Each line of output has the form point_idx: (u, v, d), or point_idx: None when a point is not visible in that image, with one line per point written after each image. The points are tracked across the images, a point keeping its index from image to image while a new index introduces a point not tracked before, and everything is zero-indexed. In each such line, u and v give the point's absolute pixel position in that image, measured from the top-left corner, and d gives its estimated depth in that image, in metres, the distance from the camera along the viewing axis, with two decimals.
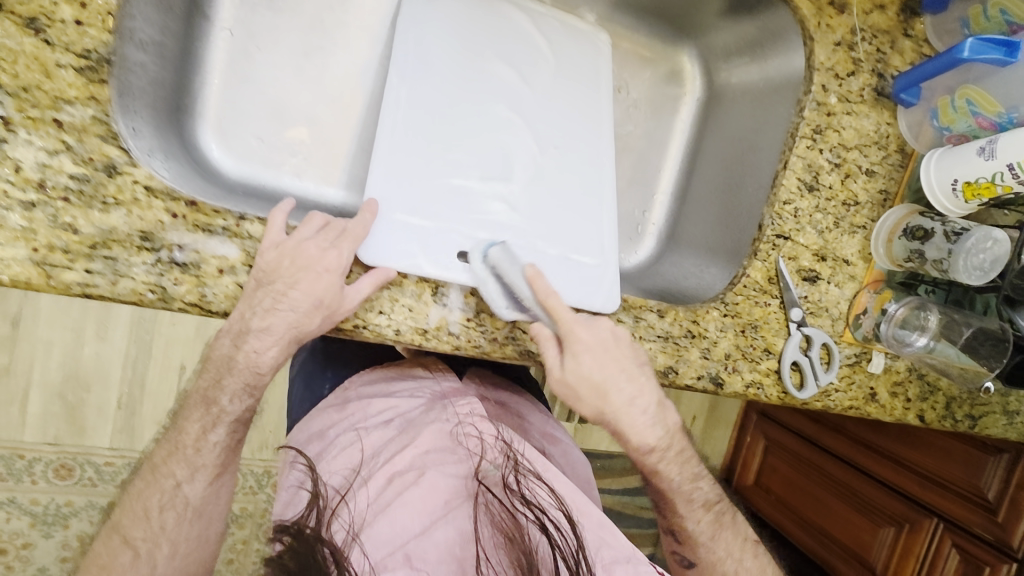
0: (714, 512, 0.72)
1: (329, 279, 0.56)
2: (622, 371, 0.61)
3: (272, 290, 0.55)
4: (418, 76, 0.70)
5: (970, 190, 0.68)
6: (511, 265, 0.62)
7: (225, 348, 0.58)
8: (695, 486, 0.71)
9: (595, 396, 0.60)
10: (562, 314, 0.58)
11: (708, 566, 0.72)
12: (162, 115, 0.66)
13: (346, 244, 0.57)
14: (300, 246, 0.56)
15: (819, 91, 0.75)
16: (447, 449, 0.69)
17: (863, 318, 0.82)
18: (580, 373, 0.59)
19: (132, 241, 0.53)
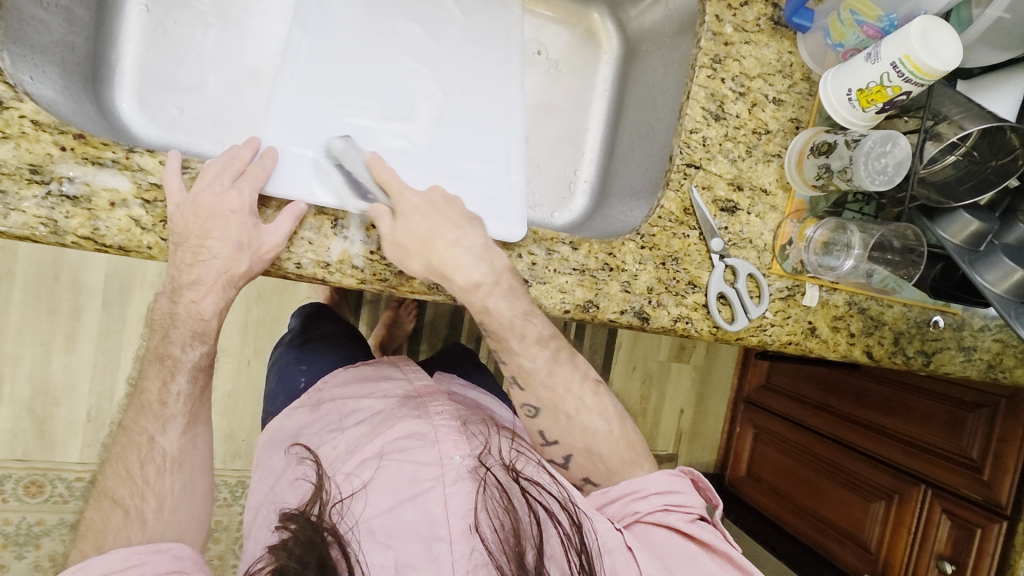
0: (551, 348, 0.71)
1: (238, 220, 0.58)
2: (456, 223, 0.66)
3: (188, 247, 0.58)
4: (319, 28, 0.73)
5: (864, 98, 0.69)
6: (353, 156, 0.67)
7: (164, 307, 0.61)
8: (526, 322, 0.67)
9: (424, 249, 0.63)
10: (393, 186, 0.64)
11: (550, 404, 0.72)
12: (73, 79, 0.69)
13: (246, 185, 0.59)
14: (198, 196, 0.57)
15: (713, 21, 0.76)
16: (417, 434, 0.70)
17: (789, 249, 0.81)
18: (410, 230, 0.63)
19: (21, 174, 0.55)
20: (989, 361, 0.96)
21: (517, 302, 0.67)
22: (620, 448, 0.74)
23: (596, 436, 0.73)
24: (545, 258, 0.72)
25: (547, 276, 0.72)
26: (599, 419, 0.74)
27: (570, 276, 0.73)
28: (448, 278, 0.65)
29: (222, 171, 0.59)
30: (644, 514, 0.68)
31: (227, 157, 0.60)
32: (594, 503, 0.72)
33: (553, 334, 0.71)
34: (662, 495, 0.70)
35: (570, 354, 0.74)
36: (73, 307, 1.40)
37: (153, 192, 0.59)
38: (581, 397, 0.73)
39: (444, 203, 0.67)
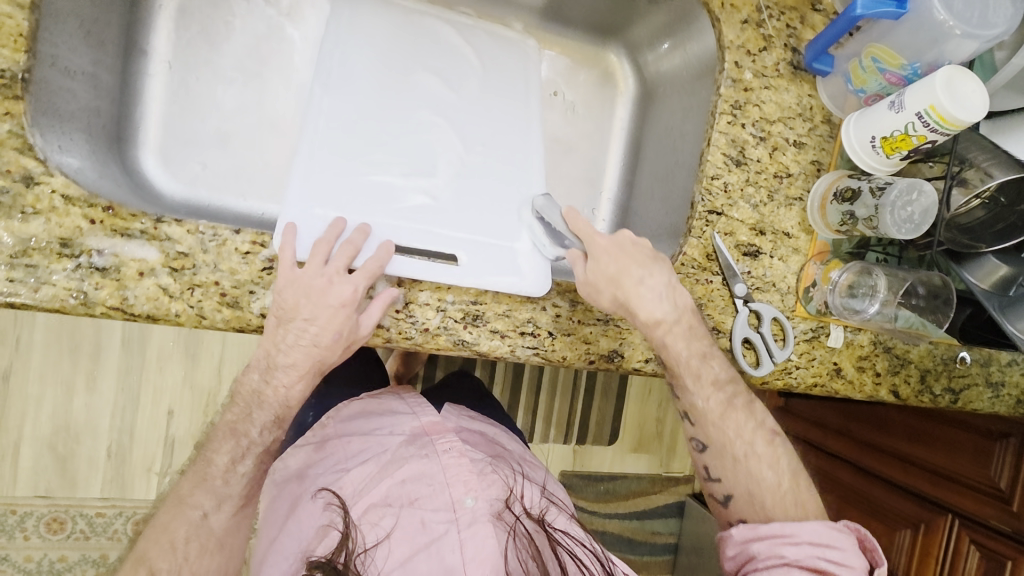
0: (726, 391, 0.74)
1: (346, 312, 0.60)
2: (641, 262, 0.68)
3: (293, 326, 0.59)
4: (340, 88, 0.74)
5: (889, 145, 0.68)
6: (552, 210, 0.72)
7: (253, 384, 0.64)
8: (715, 389, 0.73)
9: (612, 286, 0.67)
10: (583, 231, 0.68)
11: (720, 445, 0.74)
12: (100, 142, 0.71)
13: (359, 278, 0.60)
14: (308, 280, 0.59)
15: (733, 69, 0.75)
16: (426, 478, 0.72)
17: (813, 290, 0.81)
18: (600, 270, 0.67)
19: (52, 248, 0.55)
20: (1018, 397, 0.95)
21: (695, 344, 0.71)
22: (787, 503, 0.72)
23: (762, 485, 0.73)
24: (570, 309, 0.72)
25: (570, 328, 0.72)
26: (767, 467, 0.74)
27: (595, 326, 0.73)
28: (629, 310, 0.68)
29: (340, 259, 0.61)
30: (793, 560, 0.65)
31: (345, 244, 0.61)
32: (739, 535, 0.70)
33: (728, 376, 0.74)
34: (818, 545, 0.66)
35: (746, 399, 0.75)
36: (93, 346, 1.41)
37: (181, 260, 0.59)
38: (752, 444, 0.74)
39: (633, 244, 0.69)
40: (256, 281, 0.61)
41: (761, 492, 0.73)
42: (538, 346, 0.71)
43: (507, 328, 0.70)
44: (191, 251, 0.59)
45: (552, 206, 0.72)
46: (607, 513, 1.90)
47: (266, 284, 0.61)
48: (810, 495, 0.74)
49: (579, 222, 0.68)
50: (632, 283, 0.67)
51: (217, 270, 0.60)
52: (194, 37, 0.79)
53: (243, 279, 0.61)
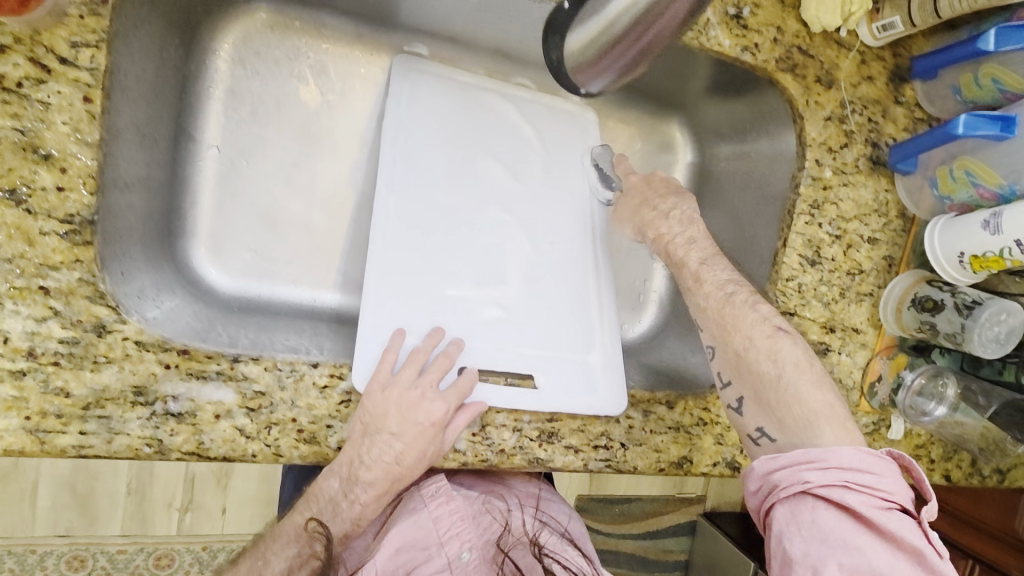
0: (726, 291, 0.64)
1: (434, 431, 0.55)
2: (661, 193, 0.72)
3: (379, 440, 0.54)
4: (407, 185, 0.68)
5: (978, 263, 0.66)
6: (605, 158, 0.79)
7: (330, 490, 0.56)
8: (723, 290, 0.64)
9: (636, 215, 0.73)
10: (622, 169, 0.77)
11: (723, 340, 0.63)
12: (153, 245, 0.66)
13: (451, 394, 0.57)
14: (402, 394, 0.55)
15: (813, 167, 0.73)
16: (419, 543, 0.62)
17: (878, 385, 0.79)
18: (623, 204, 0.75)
19: (125, 397, 0.52)
20: None
21: (696, 250, 0.67)
22: (812, 395, 0.58)
23: (763, 381, 0.60)
24: (642, 420, 0.71)
25: (642, 438, 0.70)
26: (765, 360, 0.60)
27: (666, 435, 0.72)
28: (644, 232, 0.72)
29: (434, 371, 0.57)
30: (818, 487, 0.52)
31: (440, 356, 0.58)
32: (760, 466, 0.57)
33: (731, 278, 0.65)
34: (847, 471, 0.52)
35: (748, 298, 0.63)
36: None
37: (258, 399, 0.56)
38: (752, 340, 0.61)
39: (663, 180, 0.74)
40: (334, 414, 0.58)
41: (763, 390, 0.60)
42: (611, 459, 0.68)
43: (581, 443, 0.67)
44: (269, 389, 0.56)
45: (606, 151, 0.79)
46: (625, 533, 1.88)
47: (344, 416, 0.58)
48: (823, 395, 0.58)
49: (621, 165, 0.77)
50: (650, 213, 0.72)
51: (295, 406, 0.57)
52: (244, 118, 0.73)
53: (321, 413, 0.58)
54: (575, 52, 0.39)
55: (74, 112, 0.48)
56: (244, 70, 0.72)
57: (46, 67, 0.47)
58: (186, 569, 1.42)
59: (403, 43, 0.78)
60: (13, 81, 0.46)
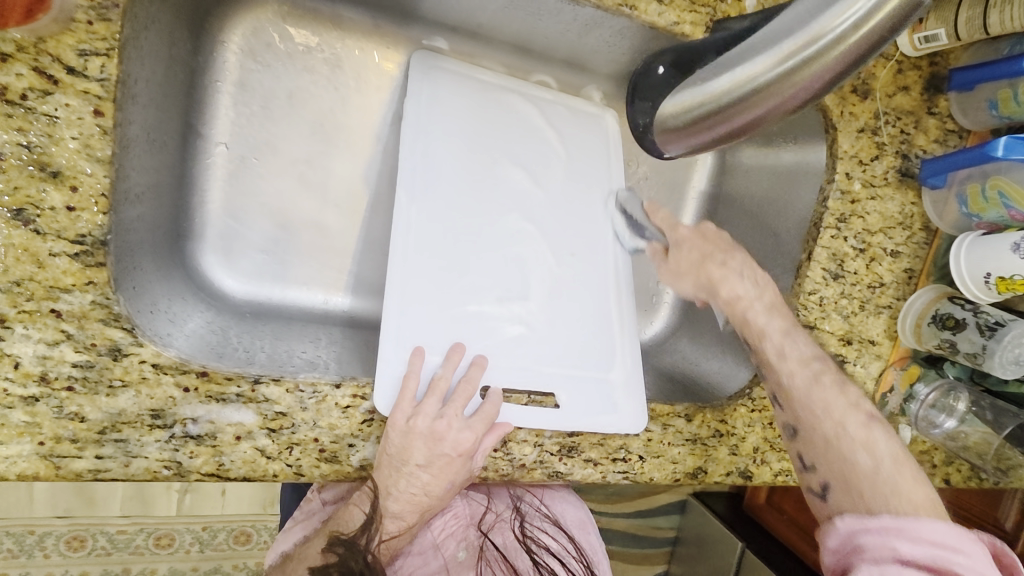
0: (813, 368, 0.61)
1: (462, 461, 0.55)
2: (723, 248, 0.69)
3: (404, 471, 0.54)
4: (428, 191, 0.65)
5: (1004, 284, 0.66)
6: (634, 204, 0.76)
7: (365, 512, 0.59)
8: (805, 365, 0.61)
9: (695, 270, 0.70)
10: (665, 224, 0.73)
11: (808, 421, 0.59)
12: (163, 252, 0.63)
13: (478, 423, 0.56)
14: (427, 424, 0.54)
15: (843, 179, 0.72)
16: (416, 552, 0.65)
17: (889, 396, 0.79)
18: (684, 258, 0.71)
19: (143, 420, 0.50)
20: None
21: (777, 320, 0.64)
22: (912, 481, 0.51)
23: (858, 470, 0.53)
24: (660, 433, 0.71)
25: (660, 450, 0.70)
26: (860, 449, 0.54)
27: (682, 447, 0.72)
28: (714, 292, 0.68)
29: (457, 400, 0.56)
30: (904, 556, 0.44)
31: (462, 383, 0.57)
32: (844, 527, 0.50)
33: (815, 354, 0.63)
34: (941, 546, 0.44)
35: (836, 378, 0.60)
36: None
37: (279, 420, 0.54)
38: (847, 429, 0.56)
39: (715, 233, 0.71)
40: (356, 433, 0.57)
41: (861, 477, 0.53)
42: (629, 470, 0.69)
43: (601, 456, 0.67)
44: (290, 410, 0.55)
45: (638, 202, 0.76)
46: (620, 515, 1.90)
47: (366, 436, 0.57)
48: (920, 488, 0.50)
49: (658, 215, 0.73)
50: (717, 269, 0.68)
51: (317, 426, 0.56)
52: (253, 113, 0.69)
53: (343, 432, 0.57)
54: (665, 116, 0.53)
55: (85, 128, 0.45)
56: (254, 63, 0.68)
57: (52, 78, 0.44)
58: (187, 547, 1.41)
59: (422, 36, 0.74)
60: (16, 93, 0.43)
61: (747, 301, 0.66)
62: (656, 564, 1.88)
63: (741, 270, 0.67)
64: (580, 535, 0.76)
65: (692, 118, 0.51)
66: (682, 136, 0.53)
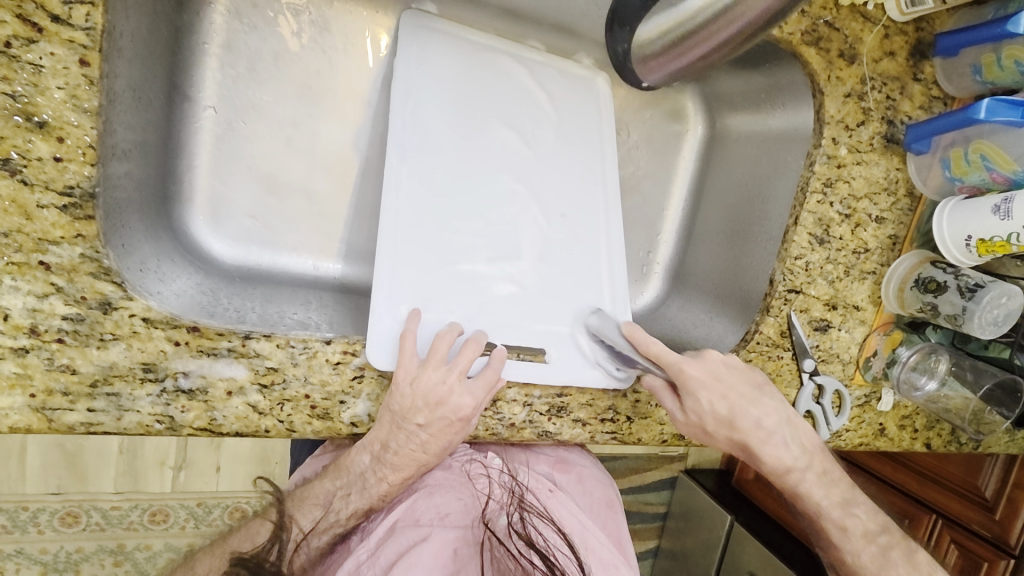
0: (878, 543, 0.68)
1: (461, 424, 0.57)
2: (749, 395, 0.63)
3: (405, 429, 0.55)
4: (419, 153, 0.65)
5: (984, 247, 0.67)
6: (610, 329, 0.66)
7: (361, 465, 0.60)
8: (846, 510, 0.69)
9: (723, 427, 0.63)
10: (666, 361, 0.61)
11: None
12: (152, 213, 0.63)
13: (477, 387, 0.56)
14: (427, 385, 0.54)
15: (830, 144, 0.73)
16: (455, 493, 0.65)
17: (873, 360, 0.80)
18: (704, 411, 0.62)
19: (134, 374, 0.50)
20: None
21: (833, 491, 0.68)
22: None
23: None
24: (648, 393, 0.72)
25: (648, 411, 0.71)
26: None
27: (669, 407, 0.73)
28: (756, 458, 0.65)
29: (462, 361, 0.56)
30: None
31: (468, 343, 0.57)
32: None
33: (879, 526, 0.69)
34: None
35: (903, 551, 0.68)
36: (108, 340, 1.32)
37: (271, 376, 0.55)
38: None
39: (726, 368, 0.63)
40: (347, 390, 0.58)
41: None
42: (617, 431, 0.70)
43: (589, 417, 0.68)
44: (281, 366, 0.55)
45: (614, 326, 0.67)
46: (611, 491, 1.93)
47: (357, 393, 0.58)
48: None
49: (649, 350, 0.62)
50: (750, 424, 0.63)
51: (308, 382, 0.56)
52: (240, 75, 0.69)
53: (334, 389, 0.57)
54: (642, 42, 0.54)
55: (71, 78, 0.45)
56: (241, 24, 0.68)
57: (37, 26, 0.44)
58: (181, 524, 1.42)
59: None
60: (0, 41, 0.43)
61: (797, 471, 0.66)
62: (647, 540, 1.90)
63: (781, 430, 0.65)
64: (608, 515, 0.78)
65: (671, 39, 0.53)
66: (664, 60, 0.55)
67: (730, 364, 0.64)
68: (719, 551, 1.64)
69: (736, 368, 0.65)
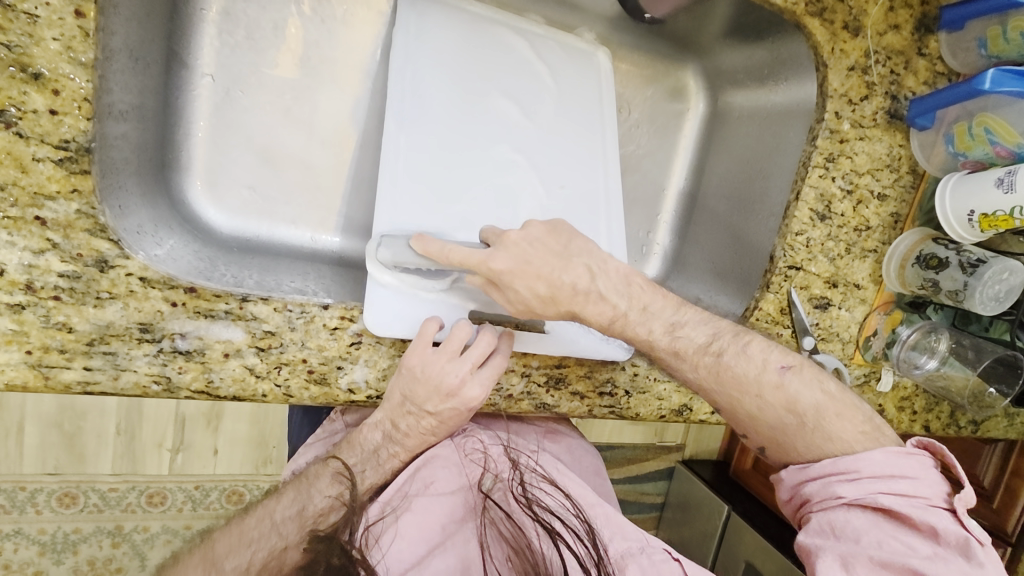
0: (713, 355, 0.58)
1: (468, 410, 0.58)
2: (559, 265, 0.55)
3: (415, 413, 0.57)
4: (417, 121, 0.65)
5: (987, 222, 0.66)
6: (402, 251, 0.56)
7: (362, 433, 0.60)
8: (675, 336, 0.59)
9: (550, 304, 0.56)
10: (471, 261, 0.53)
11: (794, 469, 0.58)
12: (150, 179, 0.63)
13: (486, 374, 0.56)
14: (438, 373, 0.55)
15: (832, 119, 0.72)
16: (440, 460, 0.62)
17: (873, 339, 0.79)
18: (524, 299, 0.55)
19: (131, 334, 0.50)
20: None
21: (658, 320, 0.59)
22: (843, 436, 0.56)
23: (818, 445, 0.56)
24: (647, 367, 0.71)
25: (646, 386, 0.71)
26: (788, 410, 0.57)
27: (668, 382, 0.72)
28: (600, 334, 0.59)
29: (473, 351, 0.56)
30: (851, 500, 0.52)
31: (482, 334, 0.56)
32: (790, 476, 0.57)
33: (710, 337, 0.59)
34: (880, 479, 0.51)
35: (736, 347, 0.58)
36: None
37: (267, 339, 0.55)
38: (762, 395, 0.57)
39: (512, 236, 0.55)
40: (345, 356, 0.58)
41: (740, 395, 0.58)
42: (615, 405, 0.70)
43: (587, 390, 0.68)
44: (278, 329, 0.55)
45: (408, 249, 0.56)
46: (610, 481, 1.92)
47: (354, 359, 0.58)
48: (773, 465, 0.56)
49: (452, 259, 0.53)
50: (585, 306, 0.56)
51: (305, 347, 0.56)
52: (240, 43, 0.68)
53: (331, 354, 0.57)
54: None
55: (66, 29, 0.45)
56: None
57: None
58: (179, 506, 1.41)
59: None
60: None
61: (622, 316, 0.58)
62: (644, 530, 1.89)
63: (596, 284, 0.56)
64: (597, 482, 0.78)
65: None
66: None
67: (532, 238, 0.55)
68: (717, 541, 1.64)
69: (539, 239, 0.56)
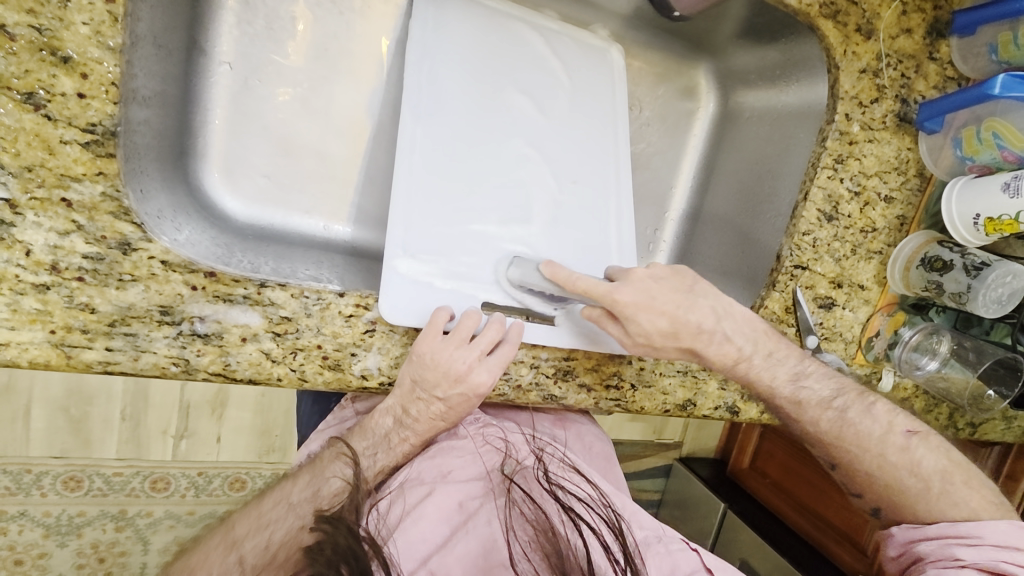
0: (835, 409, 0.64)
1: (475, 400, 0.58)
2: (686, 299, 0.60)
3: (424, 398, 0.58)
4: (434, 114, 0.66)
5: (992, 225, 0.67)
6: (530, 275, 0.62)
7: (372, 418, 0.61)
8: (798, 385, 0.65)
9: (668, 337, 0.60)
10: (596, 291, 0.57)
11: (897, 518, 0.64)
12: (169, 165, 0.64)
13: (495, 365, 0.57)
14: (448, 360, 0.56)
15: (842, 121, 0.73)
16: (456, 450, 0.64)
17: (875, 340, 0.80)
18: (644, 331, 0.58)
19: (151, 316, 0.51)
20: None
21: (783, 370, 0.65)
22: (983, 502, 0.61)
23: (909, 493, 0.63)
24: (654, 362, 0.72)
25: (651, 379, 0.72)
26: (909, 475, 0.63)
27: (674, 377, 0.73)
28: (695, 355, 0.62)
29: (483, 341, 0.57)
30: (967, 562, 0.56)
31: (492, 325, 0.58)
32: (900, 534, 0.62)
33: (834, 393, 0.65)
34: (997, 549, 0.56)
35: (860, 408, 0.65)
36: None
37: (284, 325, 0.56)
38: (885, 454, 0.64)
39: (643, 272, 0.60)
40: (359, 343, 0.59)
41: (860, 452, 0.64)
42: (621, 399, 0.71)
43: (595, 382, 0.69)
44: (295, 315, 0.56)
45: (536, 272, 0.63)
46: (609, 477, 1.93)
47: (368, 346, 0.59)
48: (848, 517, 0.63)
49: (575, 285, 0.57)
50: (694, 333, 0.60)
51: (321, 333, 0.57)
52: (259, 33, 0.69)
53: (346, 341, 0.58)
54: None
55: (96, 14, 0.46)
56: None
57: None
58: (182, 492, 1.42)
59: None
60: None
61: (744, 359, 0.63)
62: None
63: (722, 326, 0.61)
64: (608, 469, 0.80)
65: None
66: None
67: (657, 276, 0.61)
68: (712, 539, 1.65)
69: (663, 277, 0.61)
